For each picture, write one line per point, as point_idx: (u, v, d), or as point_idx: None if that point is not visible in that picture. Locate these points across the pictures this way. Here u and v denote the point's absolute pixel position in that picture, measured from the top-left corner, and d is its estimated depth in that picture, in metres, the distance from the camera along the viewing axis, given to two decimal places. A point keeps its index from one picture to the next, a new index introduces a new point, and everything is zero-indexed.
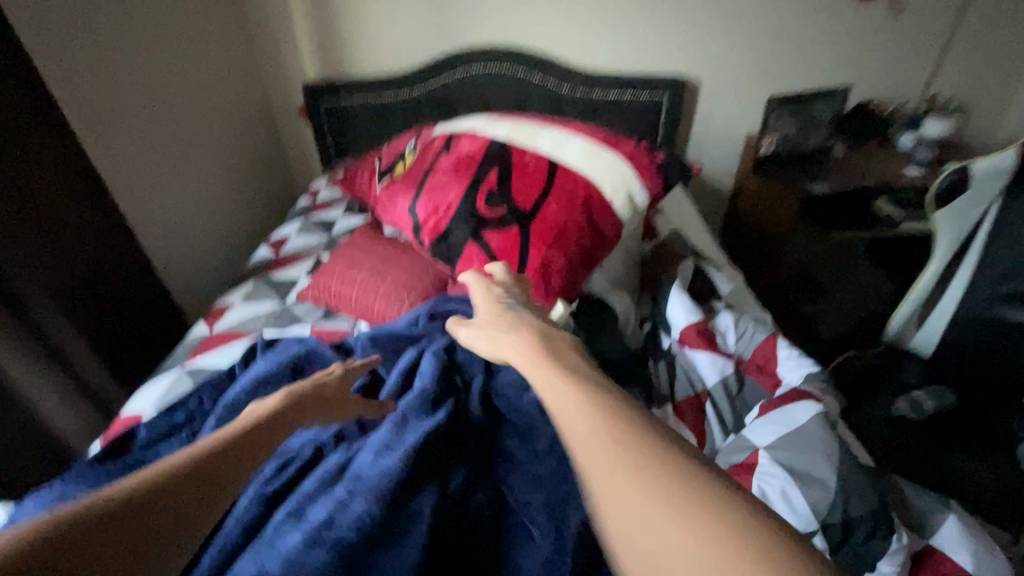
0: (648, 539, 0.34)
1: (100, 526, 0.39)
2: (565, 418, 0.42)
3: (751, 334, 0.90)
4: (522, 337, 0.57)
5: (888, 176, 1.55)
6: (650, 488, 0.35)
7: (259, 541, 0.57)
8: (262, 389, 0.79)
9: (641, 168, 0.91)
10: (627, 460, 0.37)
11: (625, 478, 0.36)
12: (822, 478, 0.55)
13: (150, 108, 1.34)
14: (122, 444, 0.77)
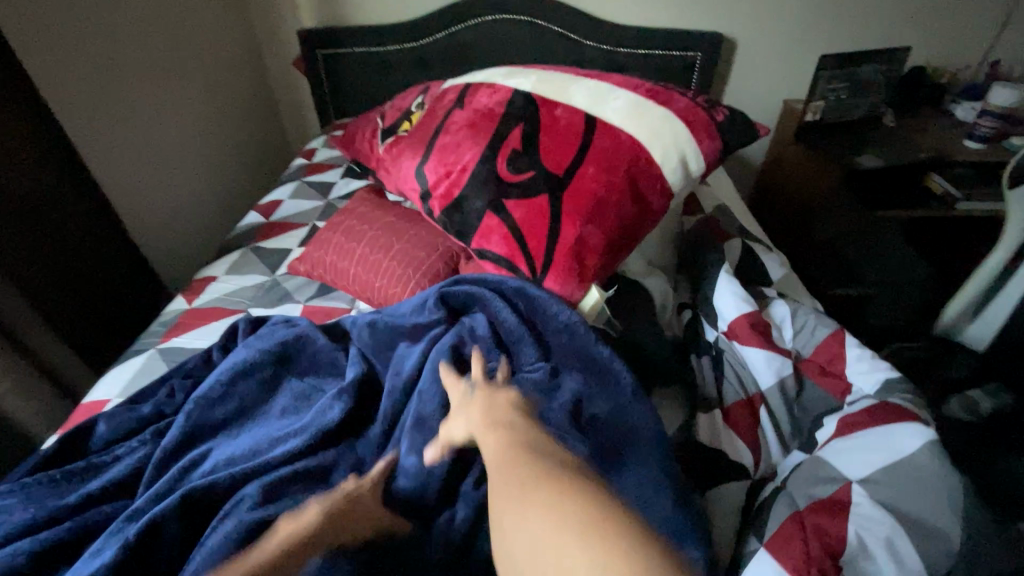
0: None
1: None
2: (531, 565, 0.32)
3: (812, 328, 0.77)
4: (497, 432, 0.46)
5: (949, 149, 1.33)
6: (567, 525, 0.31)
7: None
8: (242, 382, 0.67)
9: (696, 127, 0.76)
10: (535, 496, 0.35)
11: (532, 517, 0.33)
12: (942, 529, 0.44)
13: (126, 53, 1.19)
14: (77, 443, 0.65)
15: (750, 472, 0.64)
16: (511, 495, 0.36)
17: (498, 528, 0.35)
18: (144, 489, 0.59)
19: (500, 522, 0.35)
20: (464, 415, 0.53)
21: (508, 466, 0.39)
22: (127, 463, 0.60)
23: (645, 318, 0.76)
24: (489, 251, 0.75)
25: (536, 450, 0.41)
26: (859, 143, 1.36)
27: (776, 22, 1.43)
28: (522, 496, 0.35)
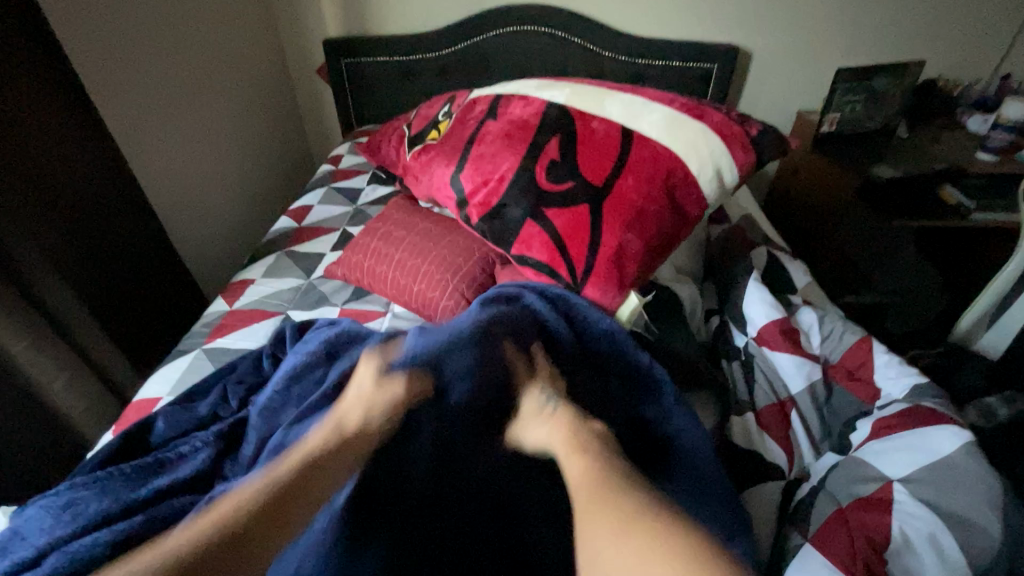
0: None
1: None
2: None
3: (839, 333, 0.79)
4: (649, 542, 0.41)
5: (962, 162, 1.34)
6: None
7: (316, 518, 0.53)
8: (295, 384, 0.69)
9: (728, 140, 0.80)
10: None
11: None
12: (982, 525, 0.47)
13: (165, 62, 1.22)
14: (143, 439, 0.68)
15: (785, 474, 0.66)
16: None
17: None
18: (213, 486, 0.62)
19: None
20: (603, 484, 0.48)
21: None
22: (195, 461, 0.63)
23: (679, 324, 0.79)
24: (530, 258, 0.77)
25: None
26: (873, 154, 1.39)
27: (793, 36, 1.46)
28: None
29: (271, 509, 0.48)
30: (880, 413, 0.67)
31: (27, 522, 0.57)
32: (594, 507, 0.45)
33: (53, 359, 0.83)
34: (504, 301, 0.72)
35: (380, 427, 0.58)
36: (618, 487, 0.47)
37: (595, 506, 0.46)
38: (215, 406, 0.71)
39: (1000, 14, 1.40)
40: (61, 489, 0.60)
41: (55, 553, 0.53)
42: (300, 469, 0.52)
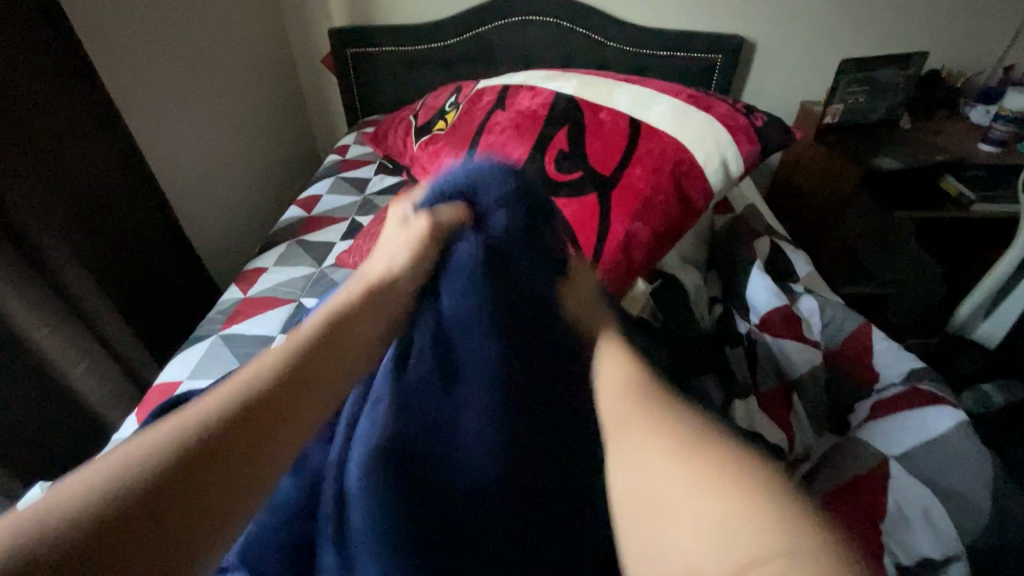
0: None
1: (191, 475, 0.30)
2: None
3: (840, 321, 0.81)
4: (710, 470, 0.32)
5: (964, 153, 1.35)
6: None
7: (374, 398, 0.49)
8: None
9: (735, 131, 0.81)
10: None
11: None
12: (973, 500, 0.50)
13: (174, 52, 1.22)
14: None
15: (786, 455, 0.68)
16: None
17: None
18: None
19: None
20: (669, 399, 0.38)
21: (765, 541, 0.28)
22: None
23: (685, 311, 0.81)
24: None
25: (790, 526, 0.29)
26: (878, 144, 1.39)
27: (798, 26, 1.46)
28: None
29: (335, 343, 0.42)
30: (877, 397, 0.71)
31: None
32: (629, 407, 0.38)
33: (73, 344, 0.85)
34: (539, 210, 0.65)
35: (420, 270, 0.50)
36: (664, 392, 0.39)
37: (633, 408, 0.38)
38: None
39: (1005, 4, 1.41)
40: None
41: None
42: (356, 305, 0.45)
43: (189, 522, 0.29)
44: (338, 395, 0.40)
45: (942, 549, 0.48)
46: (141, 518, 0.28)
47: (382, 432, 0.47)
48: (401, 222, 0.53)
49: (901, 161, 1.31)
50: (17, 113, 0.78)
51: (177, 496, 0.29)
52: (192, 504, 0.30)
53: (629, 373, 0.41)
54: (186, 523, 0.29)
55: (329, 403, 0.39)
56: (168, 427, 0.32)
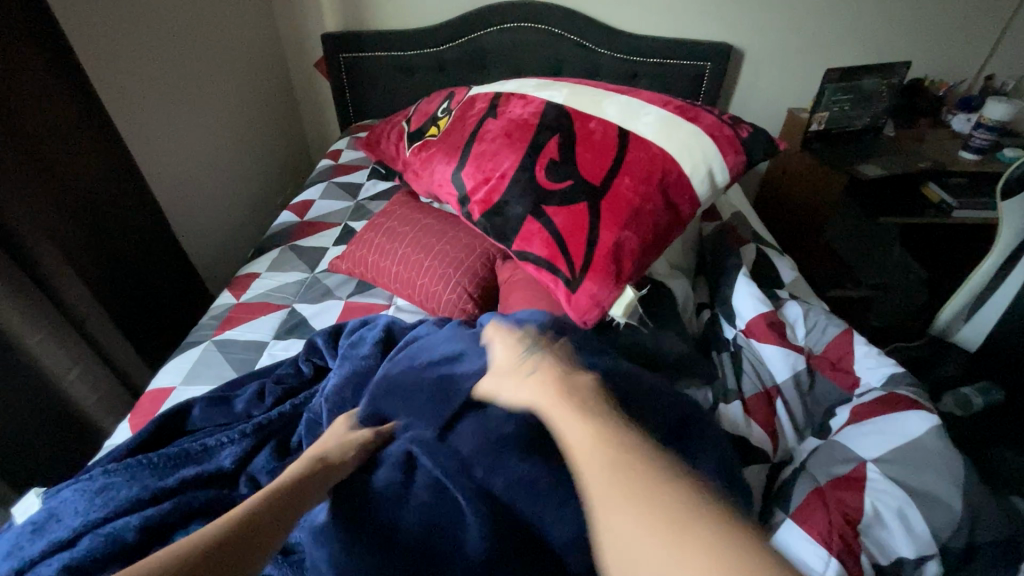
0: None
1: None
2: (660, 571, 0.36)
3: (823, 327, 0.83)
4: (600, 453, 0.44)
5: (945, 160, 1.38)
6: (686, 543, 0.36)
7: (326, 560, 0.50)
8: (349, 388, 0.68)
9: (722, 142, 0.83)
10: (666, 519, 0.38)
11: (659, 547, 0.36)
12: (946, 500, 0.52)
13: (164, 56, 1.22)
14: (169, 423, 0.71)
15: (769, 457, 0.70)
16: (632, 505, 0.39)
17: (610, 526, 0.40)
18: (243, 483, 0.64)
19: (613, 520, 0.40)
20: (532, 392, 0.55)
21: (619, 474, 0.42)
22: (229, 453, 0.65)
23: (672, 317, 0.83)
24: (530, 253, 0.81)
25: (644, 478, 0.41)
26: (862, 151, 1.42)
27: (785, 35, 1.49)
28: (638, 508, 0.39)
29: (268, 511, 0.49)
30: (857, 401, 0.72)
31: (62, 505, 0.59)
32: (613, 485, 0.41)
33: (66, 349, 0.85)
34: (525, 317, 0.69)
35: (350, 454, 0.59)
36: (645, 472, 0.41)
37: (619, 487, 0.41)
38: (250, 403, 0.72)
39: (984, 15, 1.44)
40: (93, 475, 0.62)
41: (90, 535, 0.55)
42: (266, 512, 0.48)
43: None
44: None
45: (917, 550, 0.50)
46: None
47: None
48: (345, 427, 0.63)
49: (885, 169, 1.34)
50: (10, 122, 0.79)
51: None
52: None
53: (591, 443, 0.45)
54: None
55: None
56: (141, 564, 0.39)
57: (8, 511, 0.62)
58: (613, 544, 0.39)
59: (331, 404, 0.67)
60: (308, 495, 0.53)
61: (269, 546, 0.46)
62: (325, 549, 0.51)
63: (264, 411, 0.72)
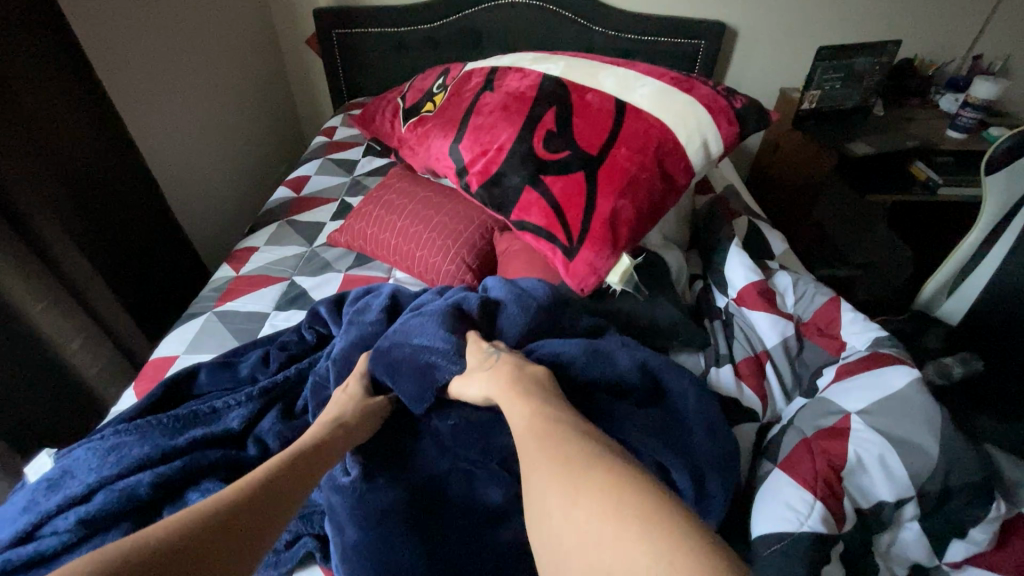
0: (579, 542, 0.36)
1: (163, 559, 0.37)
2: (566, 515, 0.38)
3: (812, 295, 0.85)
4: (534, 422, 0.48)
5: (933, 138, 1.40)
6: (586, 489, 0.38)
7: (349, 507, 0.54)
8: (354, 353, 0.70)
9: (717, 114, 0.85)
10: (589, 473, 0.39)
11: (569, 497, 0.38)
12: (924, 446, 0.55)
13: (156, 30, 1.20)
14: (175, 388, 0.72)
15: (758, 416, 0.73)
16: (552, 463, 0.42)
17: (530, 488, 0.42)
18: (251, 444, 0.65)
19: (531, 478, 0.43)
20: (490, 376, 0.56)
21: (548, 435, 0.45)
22: (237, 415, 0.66)
23: (668, 286, 0.85)
24: (529, 223, 0.83)
25: (584, 438, 0.44)
26: (853, 129, 1.43)
27: (779, 14, 1.50)
28: (552, 466, 0.42)
29: (288, 473, 0.51)
30: (843, 361, 0.74)
31: (76, 463, 0.60)
32: (534, 450, 0.44)
33: (69, 321, 0.86)
34: (512, 288, 0.72)
35: (364, 414, 0.61)
36: (564, 440, 0.44)
37: (542, 454, 0.43)
38: (255, 369, 0.74)
39: None
40: (104, 435, 0.63)
41: (105, 490, 0.57)
42: (281, 482, 0.49)
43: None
44: (250, 562, 0.42)
45: (896, 493, 0.54)
46: None
47: (350, 522, 0.53)
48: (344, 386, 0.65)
49: (874, 146, 1.35)
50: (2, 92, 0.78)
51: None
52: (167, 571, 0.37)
53: (536, 413, 0.49)
54: None
55: (250, 560, 0.42)
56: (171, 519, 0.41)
57: (22, 470, 0.64)
58: (532, 509, 0.41)
59: (337, 367, 0.69)
60: (324, 459, 0.55)
61: (288, 508, 0.48)
62: (344, 497, 0.55)
63: (268, 377, 0.73)
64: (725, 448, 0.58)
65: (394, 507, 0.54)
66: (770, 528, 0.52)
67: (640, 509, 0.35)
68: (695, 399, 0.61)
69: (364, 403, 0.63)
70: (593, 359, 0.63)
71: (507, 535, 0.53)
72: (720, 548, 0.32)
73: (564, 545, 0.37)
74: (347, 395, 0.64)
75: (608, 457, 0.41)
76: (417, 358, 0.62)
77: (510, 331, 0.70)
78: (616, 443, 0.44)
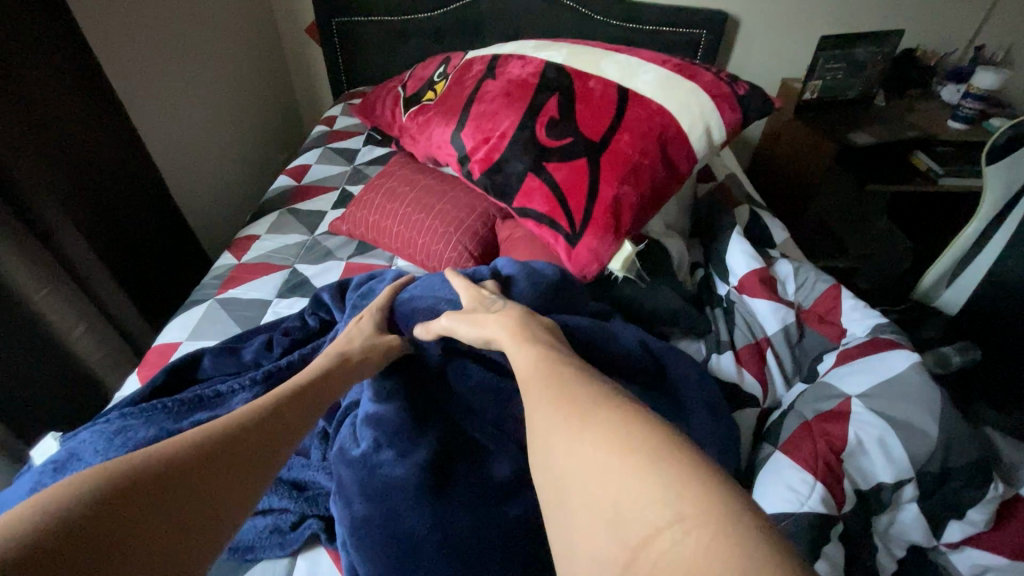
0: (583, 475, 0.34)
1: (185, 466, 0.40)
2: (572, 450, 0.36)
3: (813, 283, 0.85)
4: (536, 372, 0.47)
5: (934, 128, 1.40)
6: (591, 428, 0.37)
7: (358, 479, 0.55)
8: None
9: (720, 99, 0.85)
10: (596, 411, 0.38)
11: (577, 435, 0.37)
12: (924, 428, 0.56)
13: (156, 16, 1.19)
14: (181, 372, 0.73)
15: (759, 402, 0.73)
16: (556, 406, 0.40)
17: (534, 427, 0.41)
18: None
19: (534, 416, 0.42)
20: (487, 323, 0.59)
21: (553, 380, 0.44)
22: (242, 399, 0.67)
23: (670, 274, 0.85)
24: (531, 210, 0.83)
25: (588, 381, 0.43)
26: (855, 119, 1.43)
27: (783, 3, 1.49)
28: (558, 407, 0.40)
29: (297, 401, 0.54)
30: (842, 348, 0.75)
31: (81, 446, 0.61)
32: (540, 394, 0.43)
33: (71, 307, 0.86)
34: (518, 266, 0.74)
35: (368, 354, 0.64)
36: (574, 383, 0.43)
37: (545, 396, 0.42)
38: (258, 353, 0.75)
39: None
40: (109, 418, 0.64)
41: None
42: (288, 409, 0.52)
43: (106, 548, 0.33)
44: (264, 478, 0.45)
45: (895, 475, 0.54)
46: (149, 483, 0.38)
47: (359, 497, 0.54)
48: (358, 318, 0.71)
49: (876, 137, 1.35)
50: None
51: (108, 523, 0.34)
52: (189, 476, 0.40)
53: (537, 362, 0.48)
54: (179, 497, 0.38)
55: (264, 475, 0.45)
56: (189, 433, 0.44)
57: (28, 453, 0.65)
58: (535, 446, 0.40)
59: None
60: (328, 392, 0.58)
61: (297, 435, 0.51)
62: (351, 469, 0.56)
63: (272, 361, 0.74)
64: (726, 429, 0.58)
65: (404, 482, 0.54)
66: (773, 507, 0.53)
67: (649, 442, 0.34)
68: (695, 383, 0.62)
69: (373, 341, 0.66)
70: (599, 334, 0.63)
71: (516, 509, 0.54)
72: (731, 486, 0.31)
73: (568, 476, 0.35)
74: (361, 332, 0.67)
75: (617, 397, 0.40)
76: (435, 303, 0.71)
77: (516, 299, 0.70)
78: (614, 383, 0.43)
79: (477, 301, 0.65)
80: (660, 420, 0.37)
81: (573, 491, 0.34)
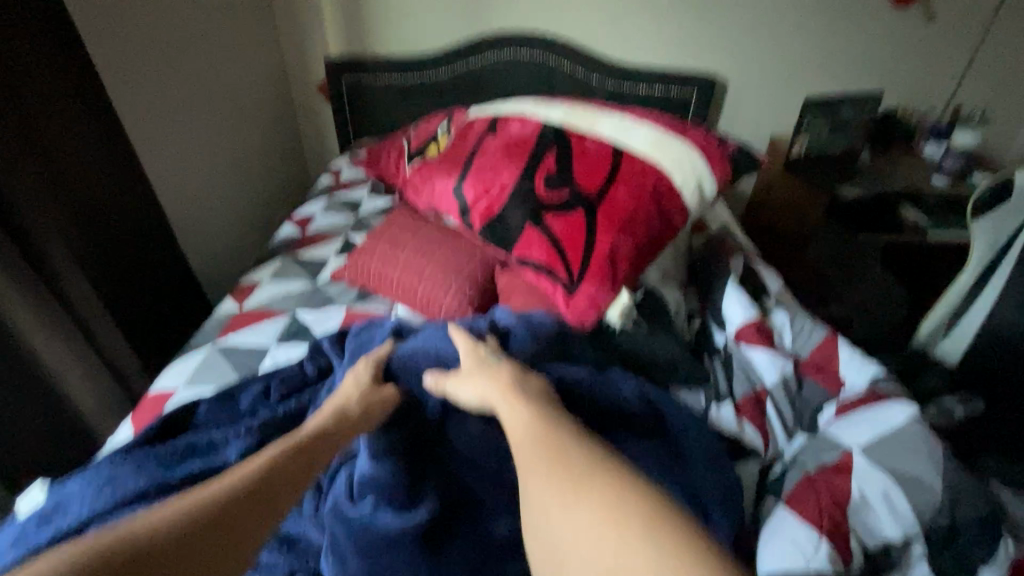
0: (580, 546, 0.35)
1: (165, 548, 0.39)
2: (569, 521, 0.36)
3: (809, 333, 0.86)
4: (529, 431, 0.46)
5: (918, 183, 1.44)
6: (588, 496, 0.37)
7: (354, 536, 0.54)
8: None
9: (710, 157, 0.89)
10: (591, 478, 0.38)
11: (573, 504, 0.37)
12: (928, 484, 0.55)
13: (171, 78, 1.26)
14: (176, 419, 0.73)
15: (760, 455, 0.72)
16: (550, 471, 0.40)
17: (527, 492, 0.40)
18: None
19: (525, 480, 0.41)
20: (486, 378, 0.59)
21: (547, 440, 0.44)
22: (235, 446, 0.66)
23: (668, 323, 0.86)
24: (529, 260, 0.85)
25: (582, 442, 0.43)
26: (842, 174, 1.48)
27: (766, 69, 1.57)
28: (551, 470, 0.40)
29: (295, 461, 0.52)
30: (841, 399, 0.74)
31: (70, 496, 0.59)
32: (533, 453, 0.43)
33: (69, 354, 0.87)
34: (518, 317, 0.74)
35: (369, 406, 0.62)
36: (568, 442, 0.43)
37: (539, 457, 0.42)
38: (255, 400, 0.75)
39: (950, 49, 1.53)
40: (100, 467, 0.63)
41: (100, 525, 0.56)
42: (286, 470, 0.50)
43: None
44: (251, 551, 0.43)
45: (902, 532, 0.53)
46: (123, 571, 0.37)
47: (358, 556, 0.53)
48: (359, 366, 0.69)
49: None
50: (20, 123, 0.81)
51: None
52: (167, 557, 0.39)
53: (530, 422, 0.48)
54: None
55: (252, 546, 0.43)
56: (179, 504, 0.43)
57: (15, 502, 0.63)
58: (528, 509, 0.40)
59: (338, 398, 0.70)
60: (327, 447, 0.56)
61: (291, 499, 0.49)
62: (346, 525, 0.55)
63: (267, 409, 0.73)
64: (726, 481, 0.57)
65: (402, 540, 0.53)
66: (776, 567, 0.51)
67: (645, 517, 0.34)
68: (695, 432, 0.62)
69: (371, 395, 0.64)
70: (598, 383, 0.64)
71: None
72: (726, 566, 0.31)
73: (563, 546, 0.35)
74: (359, 383, 0.66)
75: (612, 461, 0.40)
76: (435, 357, 0.72)
77: (517, 350, 0.71)
78: (610, 447, 0.42)
79: (473, 355, 0.65)
80: (655, 490, 0.37)
81: (569, 560, 0.35)
